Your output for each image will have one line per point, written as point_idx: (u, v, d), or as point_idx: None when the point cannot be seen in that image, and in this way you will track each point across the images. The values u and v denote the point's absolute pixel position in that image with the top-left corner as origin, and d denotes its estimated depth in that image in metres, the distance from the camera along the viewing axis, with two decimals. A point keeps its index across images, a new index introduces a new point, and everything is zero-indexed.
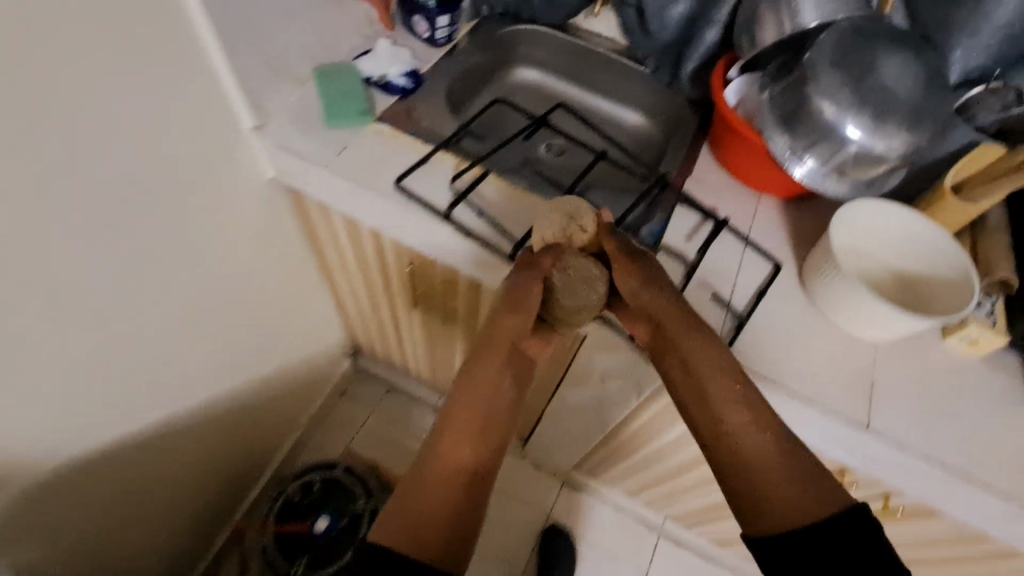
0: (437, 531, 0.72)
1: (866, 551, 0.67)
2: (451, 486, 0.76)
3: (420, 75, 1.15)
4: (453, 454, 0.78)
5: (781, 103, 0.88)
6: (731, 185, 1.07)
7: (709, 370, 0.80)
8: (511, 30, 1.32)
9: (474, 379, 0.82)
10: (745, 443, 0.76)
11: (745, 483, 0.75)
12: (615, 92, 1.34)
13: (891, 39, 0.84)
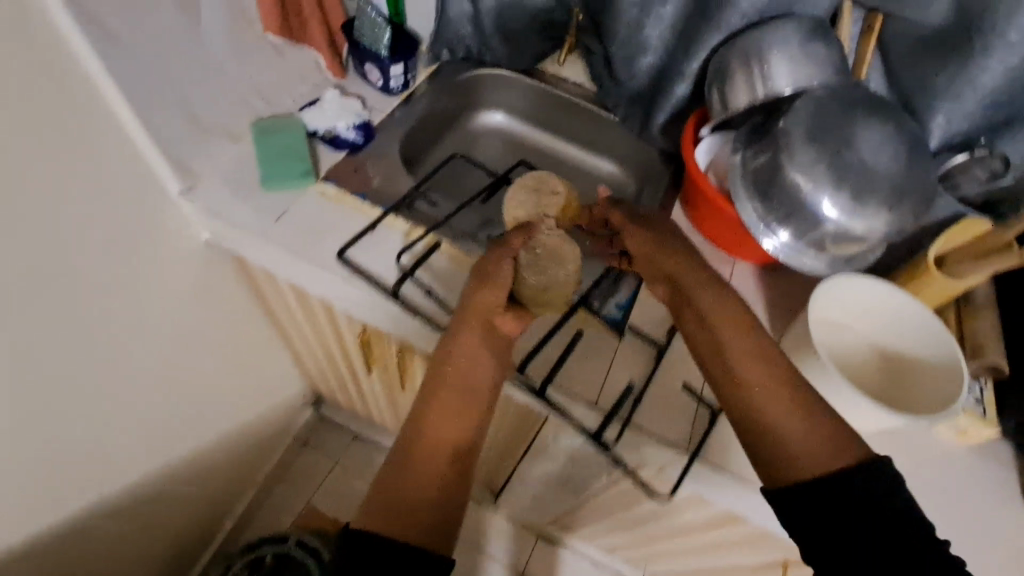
0: (427, 510, 0.66)
1: (900, 516, 0.59)
2: (441, 459, 0.69)
3: (372, 127, 1.06)
4: (440, 429, 0.70)
5: (754, 170, 0.82)
6: (705, 249, 0.99)
7: (724, 321, 0.73)
8: (472, 73, 1.23)
9: (451, 352, 0.73)
10: (767, 394, 0.67)
11: (768, 445, 0.66)
12: (587, 138, 1.26)
13: (871, 110, 0.77)
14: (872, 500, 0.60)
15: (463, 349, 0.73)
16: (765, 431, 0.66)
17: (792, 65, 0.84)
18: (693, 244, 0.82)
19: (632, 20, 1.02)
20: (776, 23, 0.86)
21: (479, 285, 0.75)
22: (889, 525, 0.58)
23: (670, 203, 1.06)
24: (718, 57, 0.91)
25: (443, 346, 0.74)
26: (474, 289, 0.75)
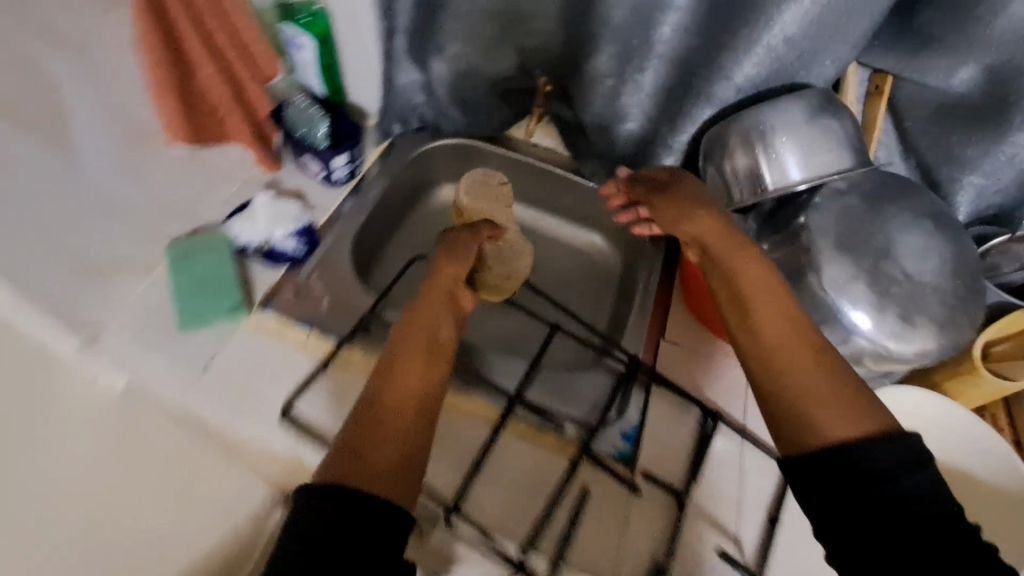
0: (380, 472, 0.51)
1: (926, 488, 0.50)
2: (401, 414, 0.55)
3: (314, 230, 0.90)
4: (399, 384, 0.57)
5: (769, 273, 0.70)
6: (714, 346, 0.86)
7: (748, 271, 0.63)
8: (427, 147, 1.07)
9: (416, 312, 0.64)
10: (798, 354, 0.57)
11: (794, 408, 0.55)
12: (567, 211, 1.10)
13: (907, 211, 0.68)
14: (895, 476, 0.50)
15: (431, 306, 0.65)
16: (791, 397, 0.56)
17: (802, 155, 0.72)
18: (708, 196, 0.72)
19: (610, 92, 0.88)
20: (781, 101, 0.74)
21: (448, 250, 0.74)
22: (912, 498, 0.50)
23: (668, 290, 0.92)
24: (715, 136, 0.77)
25: (409, 303, 0.66)
26: (444, 266, 0.71)
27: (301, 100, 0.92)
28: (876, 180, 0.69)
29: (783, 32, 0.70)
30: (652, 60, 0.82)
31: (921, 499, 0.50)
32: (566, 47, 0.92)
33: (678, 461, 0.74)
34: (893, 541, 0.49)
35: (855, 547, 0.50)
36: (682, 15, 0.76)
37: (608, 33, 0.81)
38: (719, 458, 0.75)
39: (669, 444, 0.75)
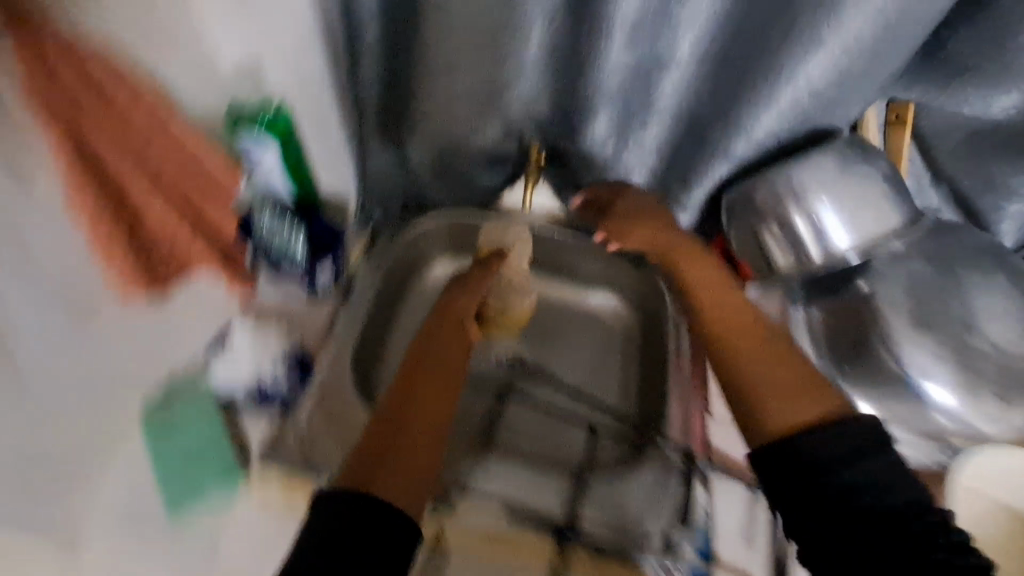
0: (391, 487, 0.50)
1: (885, 473, 0.49)
2: (420, 428, 0.56)
3: (305, 353, 0.84)
4: (417, 405, 0.58)
5: (826, 337, 0.69)
6: None
7: (699, 279, 0.68)
8: (412, 228, 0.96)
9: (430, 339, 0.68)
10: (752, 348, 0.60)
11: (749, 397, 0.57)
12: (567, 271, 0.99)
13: (963, 273, 0.68)
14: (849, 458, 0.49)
15: (446, 331, 0.70)
16: (747, 386, 0.58)
17: (846, 223, 0.67)
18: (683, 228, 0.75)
19: (612, 155, 0.80)
20: (820, 164, 0.67)
21: (460, 291, 0.77)
22: (868, 480, 0.49)
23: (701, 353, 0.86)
24: (738, 201, 0.71)
25: (427, 333, 0.70)
26: (455, 297, 0.77)
27: (265, 217, 0.76)
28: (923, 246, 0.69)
29: (804, 84, 0.64)
30: (653, 119, 0.74)
31: (882, 484, 0.48)
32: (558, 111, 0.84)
33: (756, 558, 0.71)
34: (861, 530, 0.47)
35: (827, 532, 0.49)
36: (684, 72, 0.68)
37: (598, 103, 0.73)
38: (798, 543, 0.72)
39: (746, 542, 0.72)
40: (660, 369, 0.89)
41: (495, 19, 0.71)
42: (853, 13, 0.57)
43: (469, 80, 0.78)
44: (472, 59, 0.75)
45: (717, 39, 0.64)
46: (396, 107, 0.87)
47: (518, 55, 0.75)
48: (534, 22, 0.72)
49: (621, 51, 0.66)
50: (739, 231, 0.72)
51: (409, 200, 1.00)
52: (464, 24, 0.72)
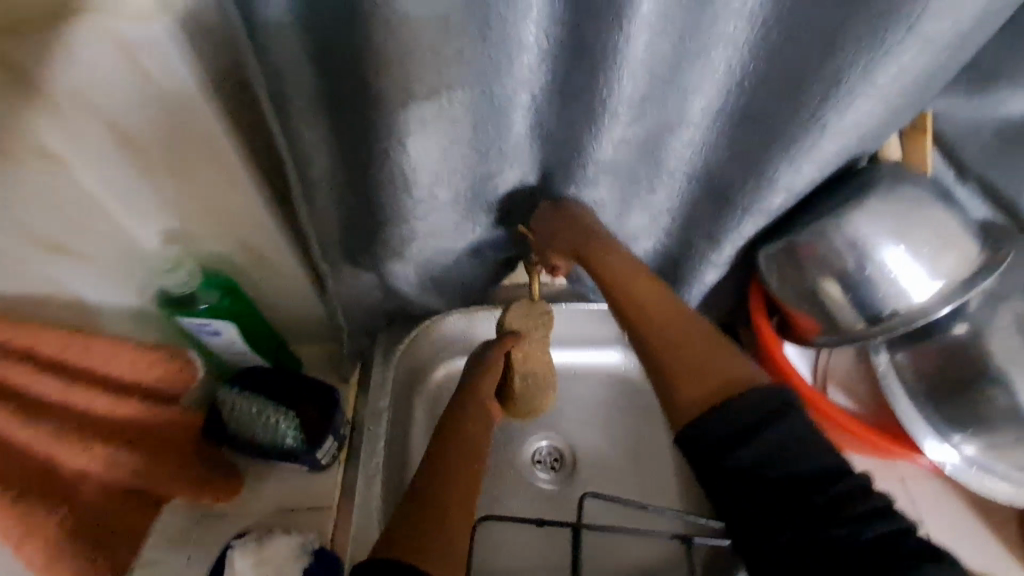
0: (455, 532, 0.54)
1: (793, 441, 0.46)
2: (456, 512, 0.56)
3: (330, 552, 0.63)
4: (462, 482, 0.59)
5: (920, 384, 0.61)
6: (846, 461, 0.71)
7: (616, 266, 0.61)
8: (405, 345, 0.80)
9: (456, 425, 0.65)
10: (669, 328, 0.57)
11: (667, 373, 0.54)
12: (583, 339, 0.90)
13: None
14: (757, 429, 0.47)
15: (474, 419, 0.66)
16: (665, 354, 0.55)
17: (919, 257, 0.57)
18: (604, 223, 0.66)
19: (624, 228, 0.70)
20: (871, 205, 0.58)
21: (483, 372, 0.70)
22: (774, 456, 0.46)
23: None
24: (780, 256, 0.64)
25: (455, 417, 0.66)
26: (476, 384, 0.70)
27: (236, 406, 0.67)
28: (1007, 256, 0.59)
29: (847, 129, 0.56)
30: (666, 189, 0.65)
31: (790, 451, 0.46)
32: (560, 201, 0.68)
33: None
34: (764, 495, 0.46)
35: (733, 500, 0.47)
36: (698, 134, 0.60)
37: (594, 181, 0.63)
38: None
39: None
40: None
41: (472, 128, 0.56)
42: (902, 49, 0.49)
43: (454, 193, 0.62)
44: (451, 174, 0.59)
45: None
46: (363, 232, 0.65)
47: (505, 155, 0.60)
48: (518, 118, 0.57)
49: (624, 128, 0.57)
50: (792, 286, 0.64)
51: (392, 313, 0.80)
52: (435, 140, 0.55)
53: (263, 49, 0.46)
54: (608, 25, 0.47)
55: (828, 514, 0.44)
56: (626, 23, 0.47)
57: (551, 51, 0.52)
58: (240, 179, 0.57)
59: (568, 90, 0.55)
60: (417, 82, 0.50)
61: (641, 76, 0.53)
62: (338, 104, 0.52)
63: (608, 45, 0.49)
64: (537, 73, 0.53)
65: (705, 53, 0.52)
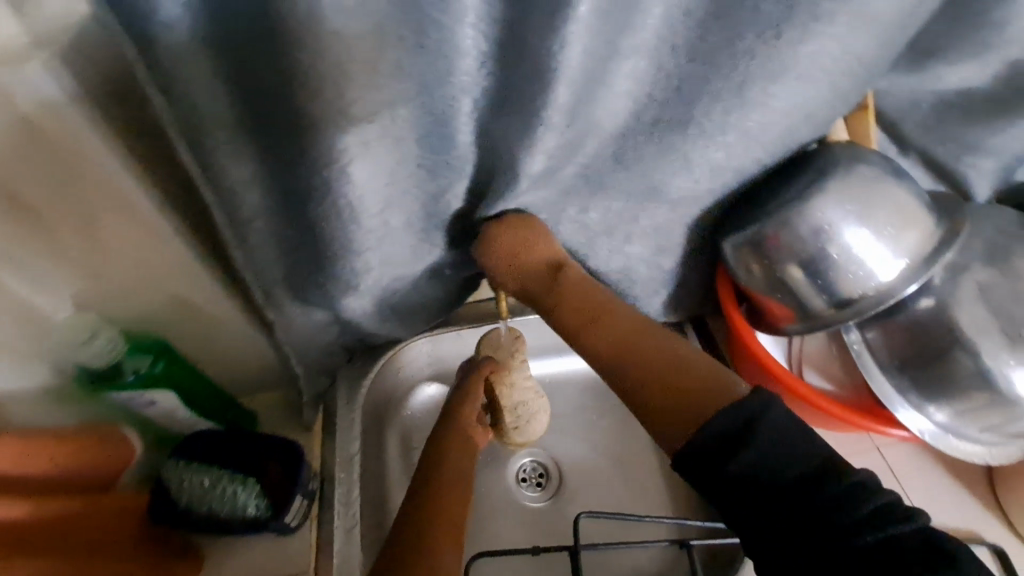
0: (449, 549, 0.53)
1: (788, 441, 0.42)
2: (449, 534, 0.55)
3: None
4: (449, 499, 0.59)
5: (892, 356, 0.62)
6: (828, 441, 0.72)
7: (578, 296, 0.58)
8: (369, 380, 0.74)
9: (443, 452, 0.64)
10: (642, 353, 0.53)
11: (650, 401, 0.50)
12: (554, 349, 0.87)
13: (998, 241, 0.60)
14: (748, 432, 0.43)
15: (463, 443, 0.66)
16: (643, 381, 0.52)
17: (879, 235, 0.58)
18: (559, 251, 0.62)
19: (577, 244, 0.64)
20: (831, 188, 0.58)
21: (462, 393, 0.69)
22: (771, 459, 0.41)
23: None
24: (748, 247, 0.62)
25: (437, 442, 0.65)
26: (458, 412, 0.68)
27: (187, 480, 0.60)
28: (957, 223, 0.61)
29: (795, 113, 0.55)
30: (616, 200, 0.61)
31: (787, 452, 0.42)
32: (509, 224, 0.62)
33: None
34: (760, 499, 0.41)
35: (729, 510, 0.42)
36: (641, 141, 0.56)
37: (525, 204, 0.57)
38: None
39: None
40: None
41: (419, 144, 0.51)
42: (838, 23, 0.49)
43: (406, 216, 0.57)
44: (402, 197, 0.55)
45: (695, 89, 0.52)
46: (309, 270, 0.58)
47: (450, 173, 0.55)
48: (460, 135, 0.51)
49: (555, 143, 0.52)
50: (763, 274, 0.62)
51: (351, 348, 0.74)
52: (382, 161, 0.50)
53: (164, 80, 0.41)
54: (547, 27, 0.43)
55: (832, 520, 0.39)
56: (567, 24, 0.43)
57: (492, 61, 0.47)
58: (158, 228, 0.52)
59: (504, 105, 0.50)
60: (354, 101, 0.45)
61: (578, 85, 0.48)
62: (266, 133, 0.47)
63: (544, 53, 0.45)
64: (466, 87, 0.48)
65: (643, 47, 0.49)
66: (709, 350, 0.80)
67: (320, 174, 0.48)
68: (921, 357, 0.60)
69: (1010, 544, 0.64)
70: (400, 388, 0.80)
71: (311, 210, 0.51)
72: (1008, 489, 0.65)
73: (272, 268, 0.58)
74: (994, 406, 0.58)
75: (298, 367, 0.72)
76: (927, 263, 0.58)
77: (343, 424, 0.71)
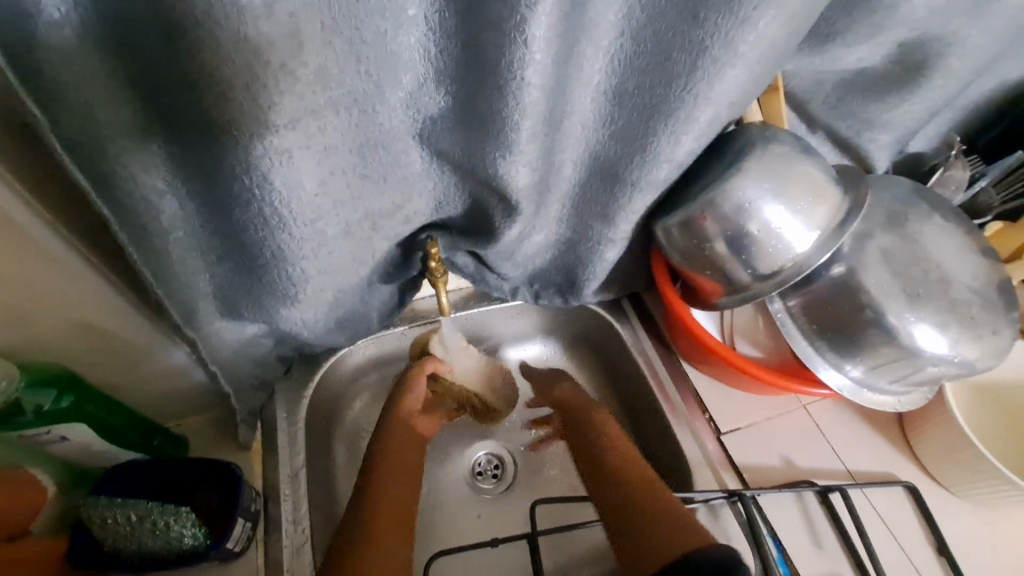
0: (390, 539, 0.58)
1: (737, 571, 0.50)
2: (387, 524, 0.59)
3: None
4: (394, 491, 0.63)
5: (811, 321, 0.66)
6: (760, 403, 0.76)
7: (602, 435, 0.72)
8: (312, 388, 0.72)
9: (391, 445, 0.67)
10: (626, 483, 0.64)
11: (626, 525, 0.60)
12: (499, 338, 0.87)
13: (896, 206, 0.65)
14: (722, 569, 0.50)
15: (408, 441, 0.69)
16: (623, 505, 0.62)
17: (793, 208, 0.61)
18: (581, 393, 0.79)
19: (531, 239, 0.68)
20: (748, 168, 0.61)
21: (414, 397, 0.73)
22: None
23: (676, 368, 0.79)
24: (677, 230, 0.66)
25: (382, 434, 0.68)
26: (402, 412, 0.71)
27: (109, 517, 0.56)
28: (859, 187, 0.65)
29: (719, 101, 0.55)
30: (558, 183, 0.62)
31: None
32: (469, 224, 0.65)
33: (842, 564, 0.65)
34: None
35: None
36: (580, 124, 0.57)
37: (517, 217, 0.60)
38: (863, 520, 0.68)
39: (818, 549, 0.66)
40: (650, 403, 0.79)
41: (356, 155, 0.50)
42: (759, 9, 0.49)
43: (343, 223, 0.55)
44: (338, 204, 0.53)
45: (630, 66, 0.53)
46: (241, 280, 0.55)
47: (405, 180, 0.56)
48: (411, 141, 0.53)
49: (531, 153, 0.53)
50: (691, 255, 0.66)
51: (288, 359, 0.71)
52: (311, 171, 0.47)
53: (44, 87, 0.36)
54: (500, 35, 0.43)
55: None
56: (523, 40, 0.43)
57: (445, 71, 0.48)
58: (51, 250, 0.47)
59: (467, 109, 0.50)
60: (273, 110, 0.41)
61: (548, 89, 0.48)
62: (175, 139, 0.43)
63: (502, 59, 0.44)
64: (414, 94, 0.49)
65: (597, 35, 0.49)
66: (647, 325, 0.83)
67: (241, 183, 0.45)
68: (837, 322, 0.64)
69: (917, 479, 0.72)
70: (344, 394, 0.77)
71: (236, 217, 0.48)
72: (916, 432, 0.72)
73: (198, 281, 0.54)
74: (901, 362, 0.62)
75: (228, 386, 0.68)
76: (836, 233, 0.62)
77: (285, 437, 0.68)
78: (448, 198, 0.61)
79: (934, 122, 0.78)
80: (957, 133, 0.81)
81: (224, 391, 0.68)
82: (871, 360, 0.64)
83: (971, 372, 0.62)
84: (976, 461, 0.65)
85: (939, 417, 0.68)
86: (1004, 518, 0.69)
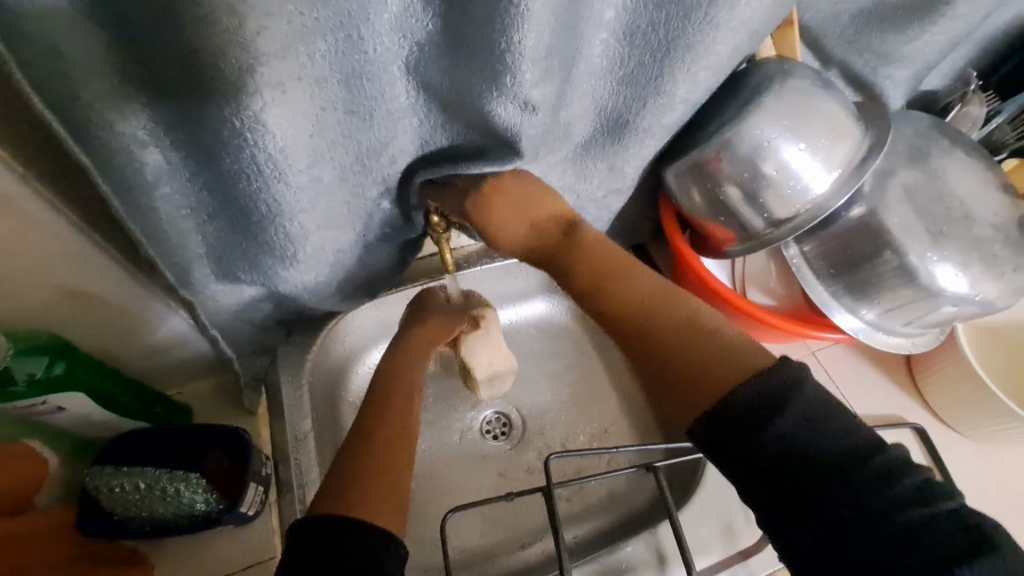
0: (384, 480, 0.51)
1: (818, 419, 0.40)
2: (376, 497, 0.50)
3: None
4: (390, 426, 0.56)
5: (827, 264, 0.64)
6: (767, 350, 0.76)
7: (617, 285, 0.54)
8: (314, 353, 0.69)
9: (400, 364, 0.63)
10: (663, 324, 0.51)
11: (680, 375, 0.47)
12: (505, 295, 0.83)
13: (916, 143, 0.63)
14: (776, 416, 0.40)
15: (406, 397, 0.60)
16: (679, 361, 0.48)
17: (808, 147, 0.58)
18: (524, 190, 0.58)
19: None
20: (767, 106, 0.58)
21: (422, 337, 0.66)
22: (804, 433, 0.40)
23: None
24: (689, 174, 0.63)
25: (373, 402, 0.59)
26: (411, 363, 0.64)
27: (117, 486, 0.55)
28: (881, 123, 0.63)
29: (737, 29, 0.52)
30: (565, 131, 0.57)
31: (823, 438, 0.40)
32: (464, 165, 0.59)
33: None
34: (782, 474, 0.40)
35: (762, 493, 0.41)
36: (591, 55, 0.51)
37: (521, 163, 0.56)
38: None
39: None
40: None
41: (343, 88, 0.45)
42: None
43: (338, 168, 0.51)
44: (332, 146, 0.49)
45: None
46: (237, 239, 0.52)
47: (390, 118, 0.51)
48: (396, 72, 0.48)
49: (531, 89, 0.47)
50: (703, 201, 0.63)
51: (289, 322, 0.68)
52: (302, 109, 0.44)
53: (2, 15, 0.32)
54: None
55: (876, 497, 0.37)
56: None
57: None
58: (28, 208, 0.43)
59: (458, 35, 0.44)
60: (262, 36, 0.37)
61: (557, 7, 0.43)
62: (153, 79, 0.39)
63: None
64: (400, 15, 0.43)
65: None
66: None
67: (230, 127, 0.41)
68: (853, 263, 0.62)
69: (926, 419, 0.72)
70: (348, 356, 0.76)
71: (227, 166, 0.45)
72: (924, 373, 0.72)
73: (189, 240, 0.51)
74: (914, 301, 0.61)
75: (230, 350, 0.67)
76: (858, 172, 0.60)
77: (292, 400, 0.66)
78: (437, 139, 0.55)
79: (951, 58, 0.75)
80: (974, 69, 0.78)
81: (225, 355, 0.67)
82: (889, 303, 0.62)
83: (987, 311, 0.61)
84: (984, 400, 0.65)
85: (951, 357, 0.68)
86: (1008, 453, 0.70)
